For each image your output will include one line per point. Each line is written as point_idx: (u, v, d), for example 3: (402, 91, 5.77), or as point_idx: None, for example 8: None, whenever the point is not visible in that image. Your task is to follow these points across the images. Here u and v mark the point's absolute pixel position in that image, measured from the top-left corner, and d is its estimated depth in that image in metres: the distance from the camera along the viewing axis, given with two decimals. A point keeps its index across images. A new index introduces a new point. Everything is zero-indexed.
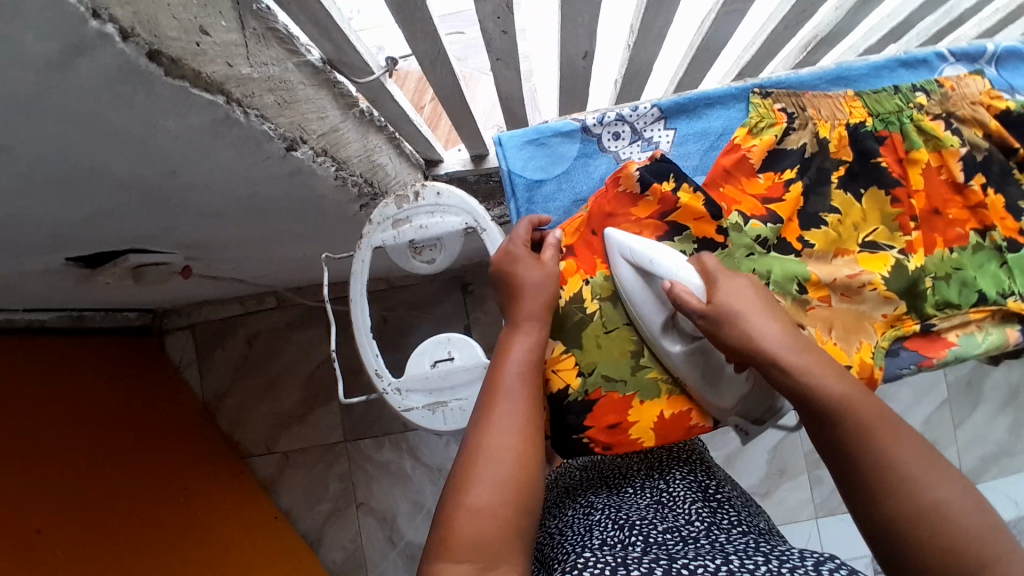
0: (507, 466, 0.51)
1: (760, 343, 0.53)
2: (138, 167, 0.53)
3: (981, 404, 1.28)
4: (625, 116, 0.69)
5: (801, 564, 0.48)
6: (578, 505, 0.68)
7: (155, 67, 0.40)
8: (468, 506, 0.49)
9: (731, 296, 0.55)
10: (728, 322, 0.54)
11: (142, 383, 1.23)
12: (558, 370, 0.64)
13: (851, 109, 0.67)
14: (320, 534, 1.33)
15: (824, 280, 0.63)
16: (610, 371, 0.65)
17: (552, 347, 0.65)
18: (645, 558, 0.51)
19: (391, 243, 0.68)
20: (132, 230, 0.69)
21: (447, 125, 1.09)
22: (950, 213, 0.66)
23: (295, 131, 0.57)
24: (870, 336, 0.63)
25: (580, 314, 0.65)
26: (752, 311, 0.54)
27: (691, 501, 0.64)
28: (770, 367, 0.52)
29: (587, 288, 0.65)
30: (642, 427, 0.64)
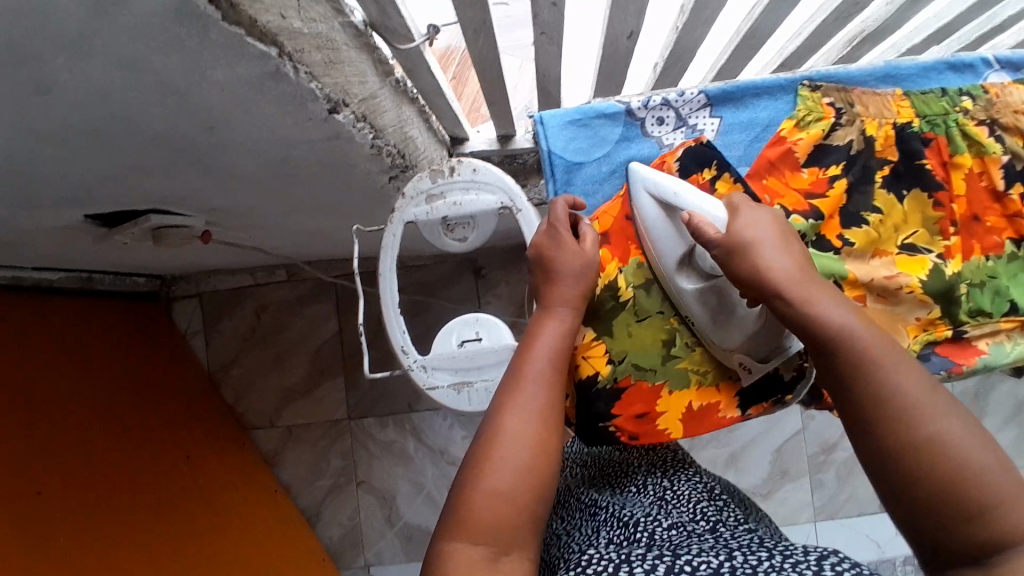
0: (526, 452, 0.50)
1: (777, 275, 0.51)
2: (176, 120, 0.51)
3: (987, 417, 1.29)
4: (670, 101, 0.67)
5: (804, 559, 0.47)
6: (581, 501, 0.67)
7: (212, 9, 0.38)
8: (484, 487, 0.49)
9: (748, 225, 0.54)
10: (745, 251, 0.53)
11: (147, 348, 1.21)
12: (589, 357, 0.63)
13: (898, 108, 0.66)
14: (318, 510, 1.33)
15: (862, 279, 0.63)
16: (640, 360, 0.64)
17: (582, 334, 0.64)
18: (649, 554, 0.51)
19: (424, 218, 0.66)
20: (158, 189, 0.68)
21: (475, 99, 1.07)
22: (988, 220, 0.65)
23: (339, 93, 0.55)
24: (901, 339, 0.63)
25: (612, 302, 0.64)
26: (764, 244, 0.53)
27: (695, 501, 0.63)
28: (777, 300, 0.51)
29: (622, 276, 0.65)
30: (671, 418, 0.63)
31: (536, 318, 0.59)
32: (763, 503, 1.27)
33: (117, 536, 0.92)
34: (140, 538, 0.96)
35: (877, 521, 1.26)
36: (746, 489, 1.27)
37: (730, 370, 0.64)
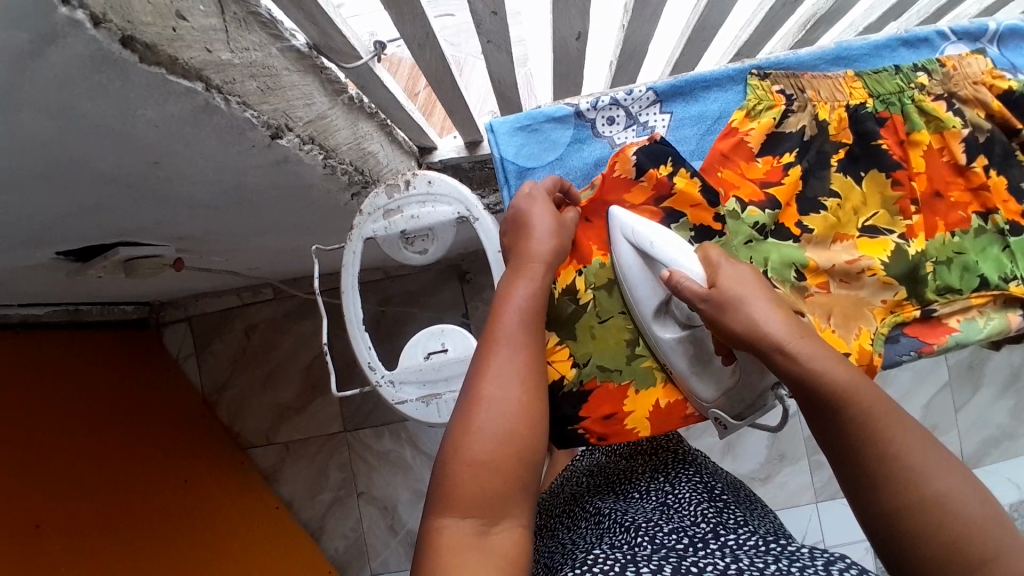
0: (507, 419, 0.50)
1: (771, 332, 0.50)
2: (120, 159, 0.52)
3: (984, 386, 1.28)
4: (620, 101, 0.68)
5: (812, 564, 0.49)
6: (587, 513, 0.68)
7: (128, 54, 0.39)
8: (470, 457, 0.48)
9: (733, 279, 0.53)
10: (734, 310, 0.52)
11: (141, 376, 1.23)
12: (553, 362, 0.64)
13: (851, 89, 0.65)
14: (321, 524, 1.34)
15: (824, 266, 0.63)
16: (606, 360, 0.64)
17: (545, 339, 0.64)
18: (654, 555, 0.52)
19: (383, 233, 0.66)
20: (120, 223, 0.68)
21: (441, 114, 1.06)
22: (952, 196, 0.64)
23: (280, 119, 0.56)
24: (869, 322, 0.62)
25: (574, 305, 0.64)
26: (755, 297, 0.52)
27: (696, 501, 0.64)
28: (773, 351, 0.50)
29: (582, 278, 0.64)
30: (638, 417, 0.63)
31: (508, 277, 0.58)
32: (763, 488, 1.26)
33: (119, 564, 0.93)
34: (142, 564, 0.97)
35: None
36: (744, 475, 1.27)
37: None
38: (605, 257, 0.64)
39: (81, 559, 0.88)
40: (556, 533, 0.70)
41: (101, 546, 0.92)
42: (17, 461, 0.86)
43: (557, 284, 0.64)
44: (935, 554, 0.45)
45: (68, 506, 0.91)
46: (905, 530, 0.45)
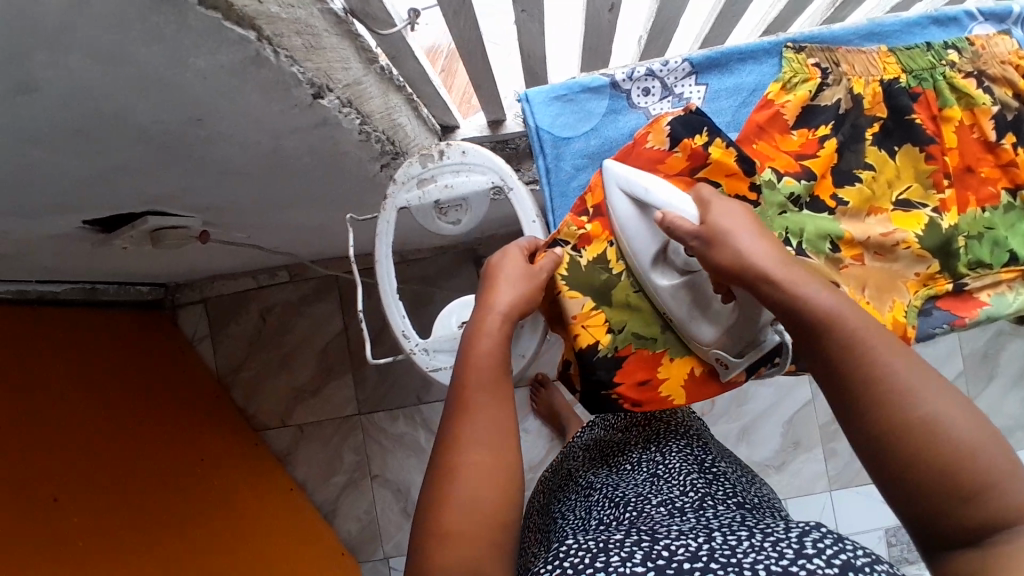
0: (480, 487, 0.49)
1: (759, 260, 0.52)
2: (164, 113, 0.52)
3: (997, 376, 1.28)
4: (655, 72, 0.67)
5: (785, 536, 0.47)
6: (578, 486, 0.70)
7: None
8: (445, 531, 0.48)
9: (722, 215, 0.55)
10: (722, 241, 0.53)
11: (156, 355, 1.22)
12: (589, 328, 0.64)
13: (885, 64, 0.65)
14: (335, 507, 1.33)
15: (859, 238, 0.63)
16: (641, 330, 0.65)
17: (580, 304, 0.65)
18: (626, 538, 0.50)
19: (416, 204, 0.66)
20: (152, 188, 0.68)
21: (462, 83, 1.03)
22: (983, 171, 0.65)
23: (322, 78, 0.55)
24: (902, 295, 0.63)
25: (607, 274, 0.65)
26: (740, 227, 0.54)
27: (686, 473, 0.65)
28: (763, 283, 0.51)
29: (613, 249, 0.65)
30: (672, 385, 0.64)
31: (477, 313, 0.58)
32: (777, 475, 1.27)
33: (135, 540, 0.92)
34: (162, 537, 0.97)
35: None
36: (759, 462, 1.27)
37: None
38: None
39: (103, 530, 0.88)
40: (550, 510, 0.71)
41: (120, 519, 0.92)
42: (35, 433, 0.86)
43: (583, 254, 0.65)
44: (939, 498, 0.43)
45: (88, 479, 0.90)
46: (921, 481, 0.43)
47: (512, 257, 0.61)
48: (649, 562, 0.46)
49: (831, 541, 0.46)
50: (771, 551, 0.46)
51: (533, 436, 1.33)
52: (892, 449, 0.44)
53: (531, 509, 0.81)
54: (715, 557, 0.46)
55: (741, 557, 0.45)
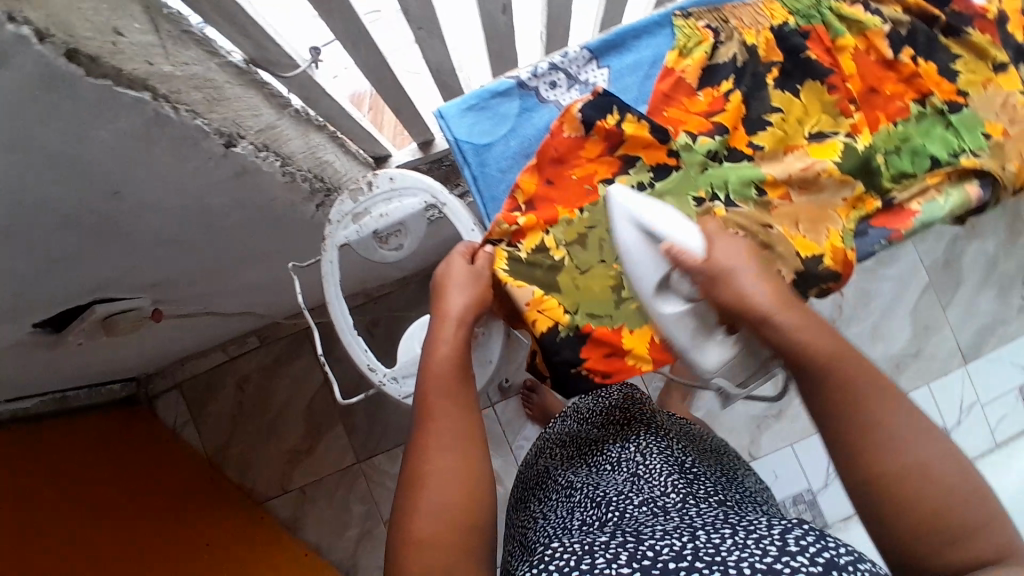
0: (447, 494, 0.51)
1: (761, 304, 0.55)
2: (80, 194, 0.52)
3: (963, 281, 1.32)
4: (557, 65, 0.70)
5: (768, 534, 0.49)
6: (557, 484, 0.71)
7: (75, 67, 0.40)
8: (416, 539, 0.49)
9: (724, 253, 0.57)
10: (727, 281, 0.56)
11: (144, 449, 1.19)
12: (544, 313, 0.64)
13: (771, 11, 0.68)
14: (354, 561, 1.30)
15: (780, 178, 0.65)
16: (595, 308, 0.65)
17: (529, 292, 0.64)
18: (613, 541, 0.52)
19: (355, 238, 0.66)
20: (89, 276, 0.67)
21: (388, 117, 1.05)
22: (887, 90, 0.67)
23: (231, 126, 0.56)
24: (835, 222, 0.65)
25: (550, 260, 0.65)
26: (745, 271, 0.56)
27: (666, 473, 0.65)
28: (769, 326, 0.55)
29: (550, 238, 0.65)
30: (638, 353, 0.65)
31: (433, 323, 0.60)
32: (778, 424, 1.28)
33: None
34: None
35: None
36: (758, 415, 1.28)
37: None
38: (572, 214, 0.66)
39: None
40: (531, 510, 0.73)
41: None
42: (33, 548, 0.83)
43: (522, 247, 0.65)
44: (921, 534, 0.48)
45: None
46: (907, 522, 0.49)
47: (458, 261, 0.62)
48: (634, 564, 0.48)
49: (809, 535, 0.47)
50: (755, 548, 0.47)
51: None
52: (881, 502, 0.49)
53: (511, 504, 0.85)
54: (698, 554, 0.48)
55: (726, 556, 0.47)
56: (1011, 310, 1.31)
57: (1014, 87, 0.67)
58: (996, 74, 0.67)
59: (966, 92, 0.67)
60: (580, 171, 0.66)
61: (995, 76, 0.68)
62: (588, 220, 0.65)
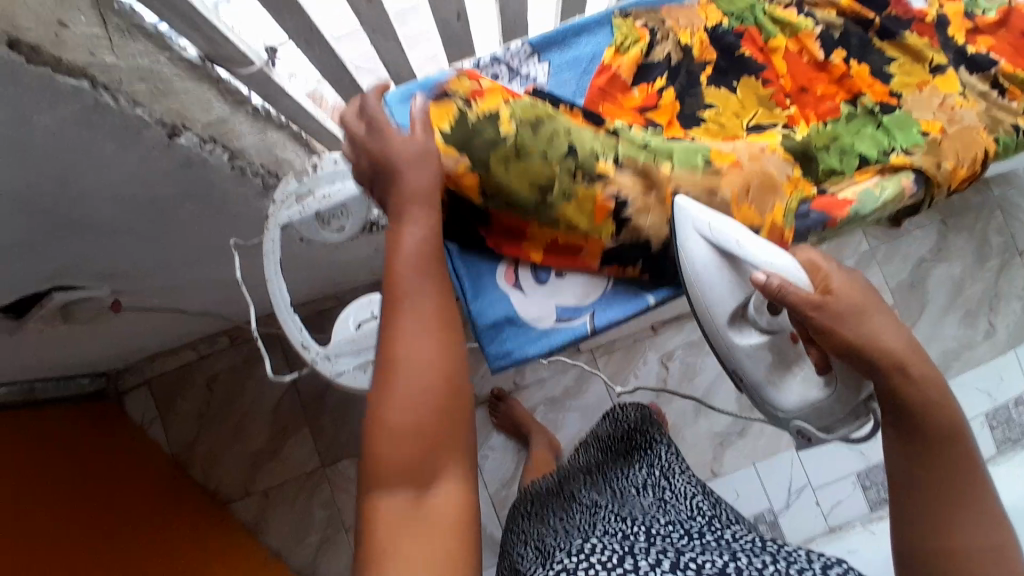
0: (422, 377, 0.49)
1: (893, 349, 0.54)
2: (28, 181, 0.53)
3: (930, 303, 1.32)
4: (500, 57, 0.69)
5: (810, 568, 0.55)
6: (582, 503, 0.80)
7: (15, 55, 0.42)
8: (388, 428, 0.48)
9: (846, 286, 0.57)
10: (849, 318, 0.55)
11: (110, 445, 1.20)
12: (458, 179, 0.59)
13: (706, 14, 0.71)
14: (314, 567, 1.30)
15: (727, 150, 0.65)
16: (513, 197, 0.61)
17: (455, 162, 0.58)
18: (651, 549, 0.59)
19: (298, 219, 0.68)
20: (43, 264, 0.69)
21: None
22: (818, 89, 0.71)
23: (175, 118, 0.59)
24: (781, 198, 0.65)
25: (491, 130, 0.59)
26: (867, 303, 0.56)
27: (692, 501, 0.73)
28: (896, 372, 0.54)
29: (508, 110, 0.60)
30: (535, 245, 0.66)
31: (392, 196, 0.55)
32: (742, 441, 1.28)
33: None
34: None
35: None
36: (721, 431, 1.29)
37: (603, 226, 0.64)
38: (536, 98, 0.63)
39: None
40: (549, 524, 0.80)
41: None
42: None
43: (474, 106, 0.60)
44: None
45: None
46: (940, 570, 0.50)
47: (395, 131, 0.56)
48: (679, 570, 0.55)
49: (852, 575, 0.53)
50: None
51: (500, 452, 1.30)
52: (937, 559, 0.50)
53: (519, 515, 0.94)
54: None
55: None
56: (978, 335, 1.32)
57: (952, 88, 0.69)
58: (933, 77, 0.70)
59: (902, 94, 0.70)
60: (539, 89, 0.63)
61: (932, 78, 0.70)
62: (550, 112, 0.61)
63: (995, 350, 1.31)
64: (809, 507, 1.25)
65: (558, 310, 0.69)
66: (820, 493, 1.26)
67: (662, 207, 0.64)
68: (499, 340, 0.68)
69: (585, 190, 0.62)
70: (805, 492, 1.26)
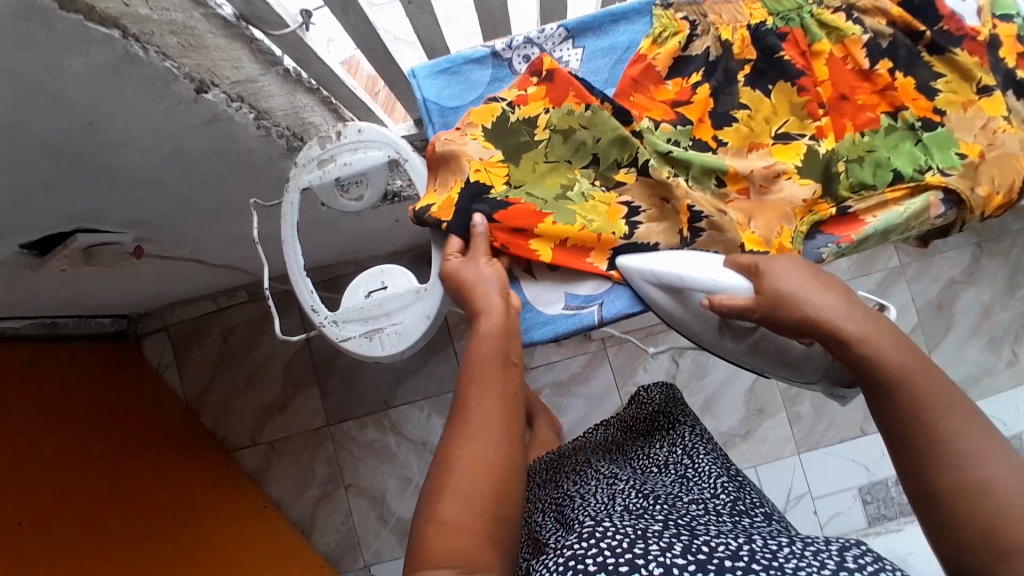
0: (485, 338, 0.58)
1: (828, 316, 0.53)
2: (58, 123, 0.55)
3: (954, 326, 1.29)
4: (533, 39, 0.69)
5: (825, 547, 0.55)
6: (599, 474, 0.82)
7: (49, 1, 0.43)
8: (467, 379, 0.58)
9: (780, 276, 0.55)
10: (788, 300, 0.54)
11: (125, 384, 1.24)
12: (489, 169, 0.64)
13: (751, 11, 0.68)
14: (312, 521, 1.34)
15: (743, 172, 0.65)
16: (535, 189, 0.65)
17: (489, 153, 0.65)
18: (665, 532, 0.58)
19: (318, 183, 0.68)
20: (70, 207, 0.71)
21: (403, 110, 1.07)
22: (859, 98, 0.67)
23: (204, 74, 0.59)
24: (790, 222, 0.64)
25: (529, 137, 0.66)
26: (798, 287, 0.54)
27: (714, 476, 0.78)
28: (834, 342, 0.53)
29: (546, 117, 0.65)
30: (544, 243, 0.63)
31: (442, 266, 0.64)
32: (744, 445, 1.28)
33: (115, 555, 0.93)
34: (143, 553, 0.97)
35: (862, 445, 1.26)
36: (724, 432, 1.28)
37: (616, 226, 0.63)
38: (576, 104, 0.65)
39: (82, 550, 0.88)
40: (563, 487, 0.82)
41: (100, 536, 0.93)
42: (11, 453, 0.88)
43: (518, 111, 0.66)
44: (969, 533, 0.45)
45: (62, 501, 0.91)
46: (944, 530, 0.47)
47: (456, 262, 0.62)
48: (690, 556, 0.54)
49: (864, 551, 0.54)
50: (813, 559, 0.53)
51: None
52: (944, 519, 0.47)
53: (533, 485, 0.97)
54: (756, 556, 0.54)
55: (782, 561, 0.53)
56: (1002, 362, 1.27)
57: (997, 112, 0.65)
58: (979, 98, 0.66)
59: (945, 112, 0.66)
60: (575, 95, 0.65)
61: (978, 99, 0.66)
62: (585, 120, 0.65)
63: (1017, 379, 1.27)
64: (806, 516, 1.24)
65: (568, 298, 0.65)
66: (819, 504, 1.24)
67: (677, 218, 0.63)
68: None
69: (603, 195, 0.65)
70: (803, 500, 1.25)
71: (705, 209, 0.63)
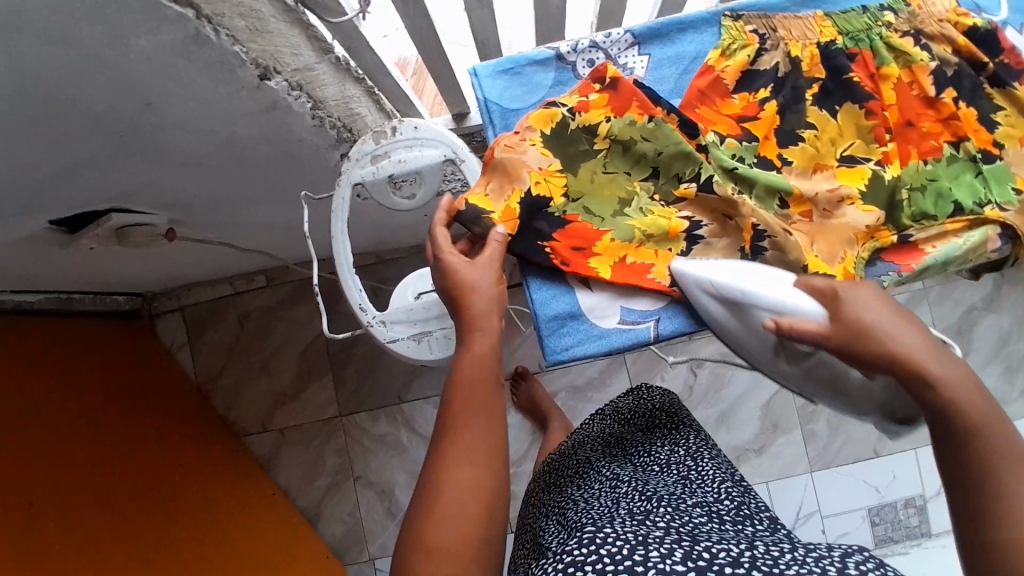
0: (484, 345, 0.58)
1: (914, 355, 0.50)
2: (116, 100, 0.53)
3: (972, 352, 1.29)
4: (599, 44, 0.69)
5: (828, 553, 0.54)
6: (602, 476, 0.79)
7: None
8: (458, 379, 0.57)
9: (861, 308, 0.52)
10: (870, 334, 0.51)
11: (137, 364, 1.22)
12: (548, 181, 0.63)
13: (821, 28, 0.67)
14: (319, 511, 1.33)
15: (807, 195, 0.64)
16: (593, 205, 0.64)
17: (548, 162, 0.64)
18: (665, 538, 0.57)
19: (370, 179, 0.66)
20: (110, 185, 0.69)
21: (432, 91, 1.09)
22: (923, 126, 0.66)
23: (268, 60, 0.57)
24: (852, 247, 0.63)
25: (587, 145, 0.65)
26: (883, 320, 0.51)
27: (718, 481, 0.76)
28: (912, 381, 0.50)
29: (608, 126, 0.64)
30: (605, 261, 0.63)
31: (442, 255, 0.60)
32: (758, 459, 1.28)
33: (126, 543, 0.91)
34: (153, 542, 0.95)
35: (873, 466, 1.26)
36: (738, 446, 1.28)
37: (676, 243, 0.64)
38: (640, 115, 0.64)
39: (92, 536, 0.86)
40: (570, 493, 0.79)
41: (112, 522, 0.91)
42: (26, 434, 0.85)
43: (578, 118, 0.64)
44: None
45: (74, 483, 0.89)
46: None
47: (456, 257, 0.59)
48: (691, 562, 0.53)
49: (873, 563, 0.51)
50: (814, 565, 0.52)
51: (515, 430, 1.31)
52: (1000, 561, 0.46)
53: (539, 480, 0.94)
54: (756, 563, 0.53)
55: (783, 568, 0.52)
56: (1016, 391, 1.28)
57: None
58: None
59: (1003, 145, 0.65)
60: (639, 106, 0.64)
61: None
62: (648, 131, 0.63)
63: None
64: (814, 533, 1.25)
65: (624, 312, 0.64)
66: (827, 521, 1.25)
67: (739, 235, 0.63)
68: (558, 334, 0.65)
69: (662, 209, 0.64)
70: (813, 518, 1.26)
71: (770, 228, 0.62)
